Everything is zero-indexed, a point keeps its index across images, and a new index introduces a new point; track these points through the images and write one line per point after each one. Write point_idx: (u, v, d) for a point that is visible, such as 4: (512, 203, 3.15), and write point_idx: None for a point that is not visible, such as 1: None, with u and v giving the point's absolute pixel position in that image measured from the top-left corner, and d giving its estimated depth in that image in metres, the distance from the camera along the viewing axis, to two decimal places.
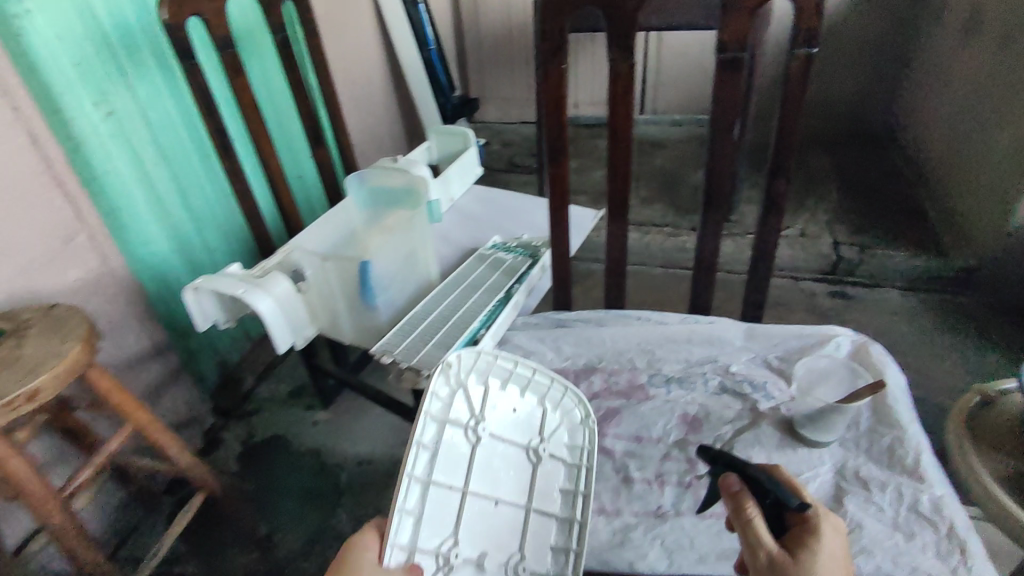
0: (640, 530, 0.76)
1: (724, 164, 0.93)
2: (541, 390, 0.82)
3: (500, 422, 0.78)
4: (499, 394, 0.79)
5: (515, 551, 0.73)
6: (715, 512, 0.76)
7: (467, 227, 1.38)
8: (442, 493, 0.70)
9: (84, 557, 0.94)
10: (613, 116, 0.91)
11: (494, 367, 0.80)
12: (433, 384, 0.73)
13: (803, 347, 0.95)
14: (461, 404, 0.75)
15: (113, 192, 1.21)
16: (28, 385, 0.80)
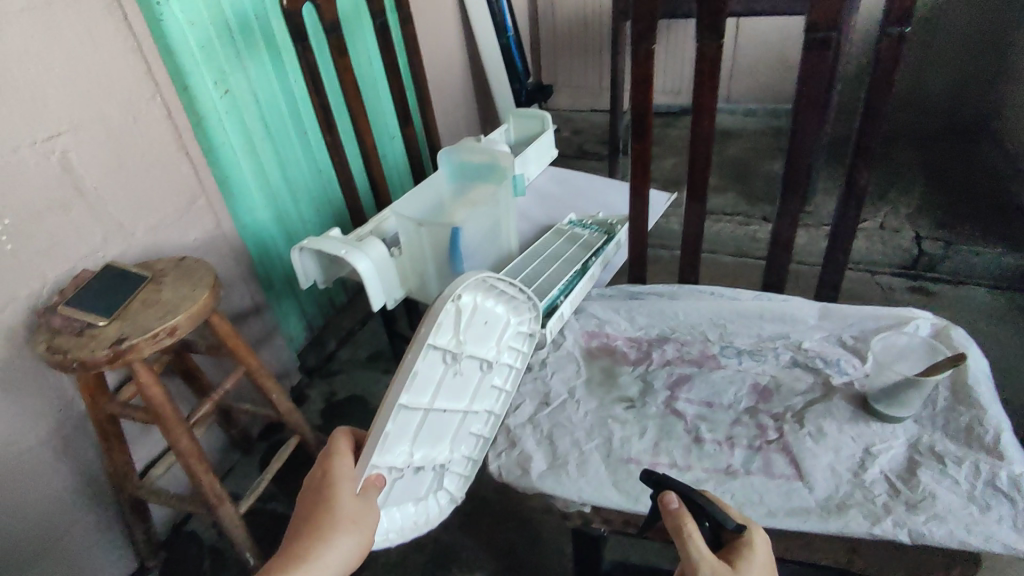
0: (710, 484, 0.78)
1: (807, 142, 0.94)
2: (511, 305, 0.86)
3: (471, 339, 0.81)
4: (479, 310, 0.80)
5: (445, 445, 0.85)
6: (784, 473, 0.77)
7: (544, 204, 1.43)
8: (410, 410, 0.74)
9: (202, 479, 1.05)
10: (698, 96, 0.94)
11: (483, 287, 0.79)
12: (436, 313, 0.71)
13: (879, 328, 0.96)
14: (448, 327, 0.75)
15: (226, 163, 1.31)
16: (169, 321, 0.93)
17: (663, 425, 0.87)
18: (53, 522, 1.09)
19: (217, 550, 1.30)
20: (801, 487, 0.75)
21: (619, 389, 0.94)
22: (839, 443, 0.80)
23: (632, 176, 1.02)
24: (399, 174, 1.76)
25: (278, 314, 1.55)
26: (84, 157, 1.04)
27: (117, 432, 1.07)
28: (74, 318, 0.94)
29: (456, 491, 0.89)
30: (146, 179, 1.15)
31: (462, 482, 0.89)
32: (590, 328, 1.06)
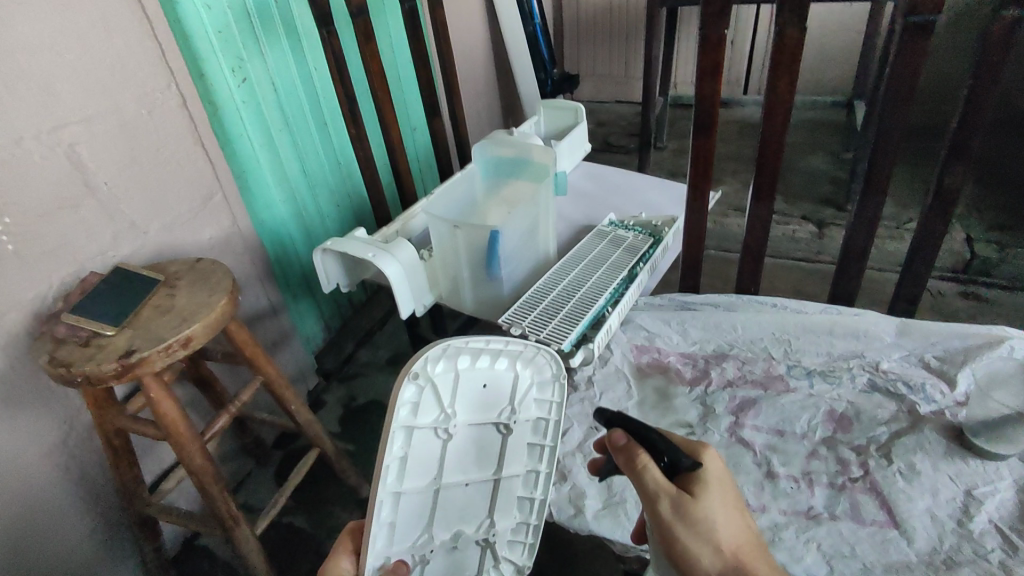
0: (790, 530, 0.71)
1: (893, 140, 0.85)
2: (512, 355, 0.73)
3: (466, 404, 0.71)
4: (469, 373, 0.71)
5: (484, 519, 0.77)
6: (875, 519, 0.71)
7: (580, 203, 1.34)
8: (414, 494, 0.69)
9: (216, 499, 0.96)
10: (772, 94, 0.85)
11: (462, 350, 0.69)
12: (392, 400, 0.64)
13: (968, 348, 0.86)
14: (425, 402, 0.68)
15: (242, 155, 1.22)
16: (183, 332, 0.85)
17: (728, 456, 0.80)
18: (60, 540, 1.01)
19: (231, 566, 1.23)
20: (899, 537, 0.68)
21: (674, 414, 0.86)
22: (936, 485, 0.72)
23: (692, 175, 0.95)
24: (423, 168, 1.67)
25: (296, 315, 1.46)
26: (95, 151, 0.94)
27: (127, 447, 1.00)
28: (81, 326, 0.86)
29: (521, 560, 0.79)
30: (163, 174, 1.06)
31: (525, 548, 0.79)
32: (638, 342, 0.98)
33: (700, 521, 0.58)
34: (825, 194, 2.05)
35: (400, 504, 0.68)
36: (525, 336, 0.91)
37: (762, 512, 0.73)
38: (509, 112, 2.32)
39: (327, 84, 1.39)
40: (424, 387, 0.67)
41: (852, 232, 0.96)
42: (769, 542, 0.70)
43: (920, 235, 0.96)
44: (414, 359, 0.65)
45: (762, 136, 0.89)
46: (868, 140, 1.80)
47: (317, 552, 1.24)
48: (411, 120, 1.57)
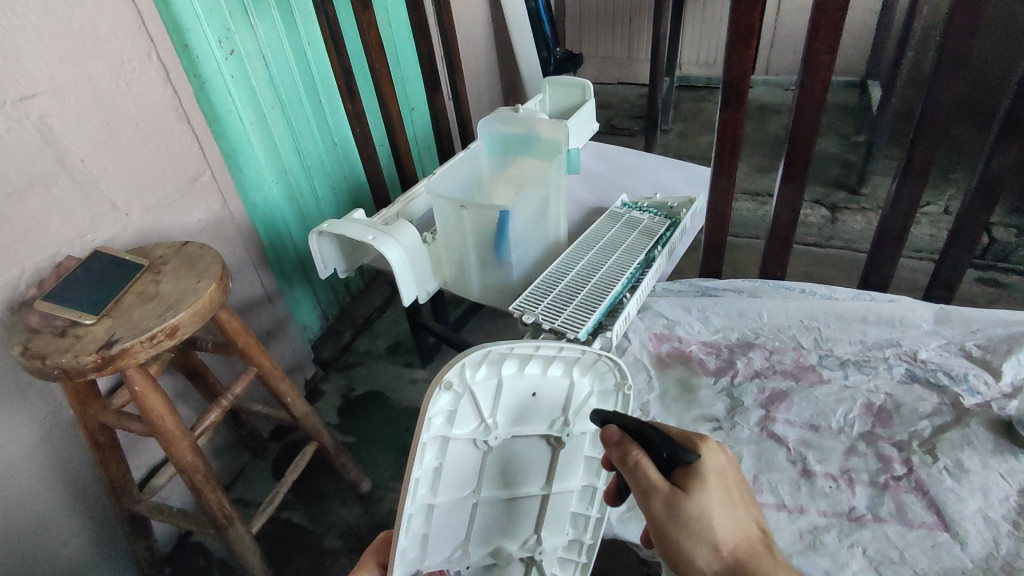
0: (833, 533, 0.78)
1: (940, 110, 0.91)
2: (568, 362, 0.68)
3: (511, 412, 0.68)
4: (516, 379, 0.66)
5: (530, 535, 0.75)
6: (925, 522, 0.77)
7: (589, 184, 1.27)
8: (452, 507, 0.68)
9: (208, 498, 0.90)
10: (809, 63, 0.85)
11: (509, 357, 0.63)
12: (427, 409, 0.59)
13: (1007, 336, 0.94)
14: (465, 410, 0.64)
15: (232, 134, 1.15)
16: (168, 320, 0.78)
17: (762, 451, 0.88)
18: (42, 543, 0.95)
19: (226, 564, 1.17)
20: (950, 540, 0.75)
21: (701, 406, 0.95)
22: (985, 483, 0.80)
23: (720, 150, 0.97)
24: (423, 149, 1.60)
25: (292, 302, 1.40)
26: (67, 123, 0.87)
27: (112, 443, 0.93)
28: (56, 314, 0.79)
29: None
30: (145, 151, 0.99)
31: (577, 567, 0.78)
32: (658, 330, 1.06)
33: (695, 521, 0.53)
34: (836, 177, 1.98)
35: (433, 516, 0.66)
36: (539, 324, 0.85)
37: (802, 513, 0.80)
38: (510, 94, 2.24)
39: (322, 59, 1.31)
40: (462, 394, 0.63)
41: (892, 212, 1.03)
42: (811, 545, 0.77)
43: (960, 222, 1.04)
44: (454, 366, 0.60)
45: (794, 108, 0.90)
46: (884, 120, 1.74)
47: (316, 550, 1.18)
48: (410, 99, 1.50)
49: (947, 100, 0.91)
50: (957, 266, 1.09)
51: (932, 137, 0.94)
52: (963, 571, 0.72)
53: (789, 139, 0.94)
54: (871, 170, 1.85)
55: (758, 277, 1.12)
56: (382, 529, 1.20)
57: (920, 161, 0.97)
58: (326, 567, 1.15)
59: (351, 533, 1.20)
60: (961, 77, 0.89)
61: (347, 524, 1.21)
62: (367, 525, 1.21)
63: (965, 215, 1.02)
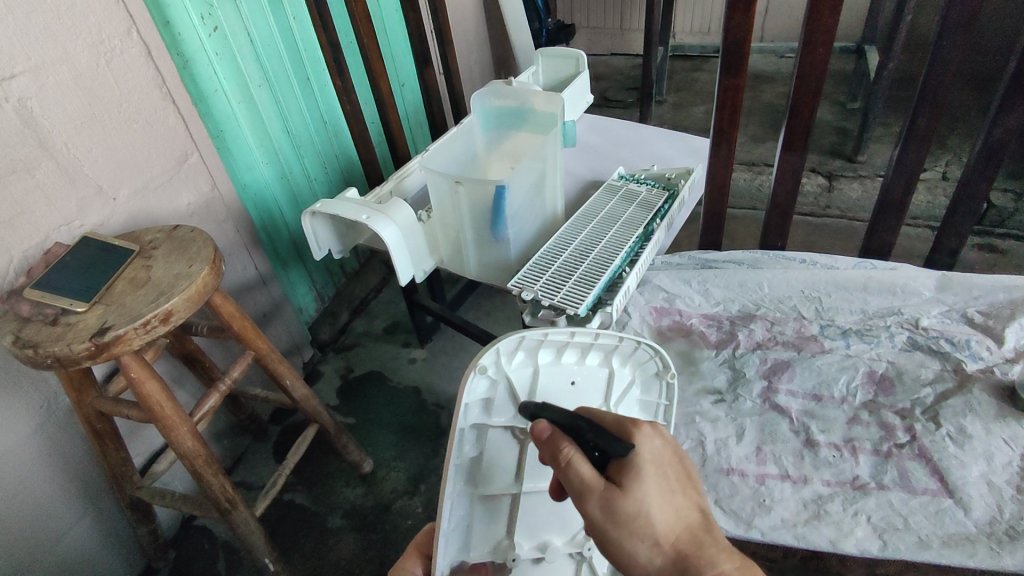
0: (837, 502, 0.78)
1: (944, 72, 0.89)
2: (605, 350, 0.75)
3: (550, 402, 0.72)
4: (555, 369, 0.73)
5: (578, 532, 0.73)
6: (928, 489, 0.78)
7: (586, 158, 1.25)
8: (495, 498, 0.70)
9: (210, 482, 0.89)
10: (813, 26, 0.83)
11: (544, 345, 0.72)
12: (464, 392, 0.66)
13: (1010, 301, 0.94)
14: (501, 398, 0.70)
15: (220, 114, 1.12)
16: (162, 306, 0.76)
17: (765, 422, 0.88)
18: (46, 530, 0.95)
19: (231, 546, 1.18)
20: (953, 506, 0.76)
21: (703, 378, 0.96)
22: (989, 449, 0.80)
23: (719, 119, 0.95)
24: (415, 126, 1.57)
25: (287, 285, 1.39)
26: (47, 106, 0.84)
27: (111, 430, 0.92)
28: (47, 303, 0.78)
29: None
30: (130, 133, 0.96)
31: None
32: (658, 304, 1.05)
33: (634, 518, 0.50)
34: (832, 145, 1.96)
35: (476, 506, 0.69)
36: (539, 300, 0.84)
37: (807, 483, 0.81)
38: (502, 67, 2.19)
39: (308, 34, 1.27)
40: (496, 381, 0.69)
41: (894, 181, 1.02)
42: (816, 514, 0.78)
43: (962, 190, 1.03)
44: (488, 350, 0.67)
45: (796, 74, 0.88)
46: (882, 86, 1.70)
47: (320, 530, 1.18)
48: (400, 75, 1.47)
49: (952, 65, 0.88)
50: (959, 233, 1.09)
51: (936, 103, 0.92)
52: (965, 535, 0.73)
53: (791, 107, 0.92)
54: (868, 138, 1.82)
55: (759, 248, 1.11)
56: (385, 508, 1.21)
57: (922, 129, 0.95)
58: (331, 547, 1.16)
59: (354, 512, 1.21)
60: (968, 41, 0.86)
61: (350, 503, 1.22)
62: (370, 504, 1.22)
63: (967, 181, 1.01)
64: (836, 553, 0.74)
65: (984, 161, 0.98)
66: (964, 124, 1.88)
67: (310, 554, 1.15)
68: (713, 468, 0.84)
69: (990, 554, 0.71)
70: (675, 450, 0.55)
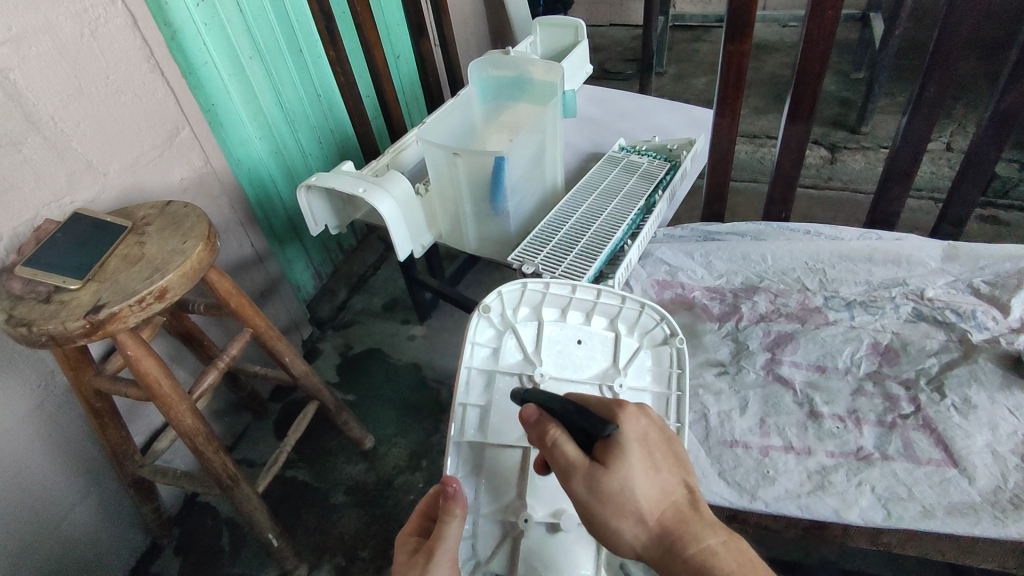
0: (841, 473, 0.78)
1: (956, 37, 0.87)
2: (611, 315, 0.79)
3: (558, 358, 0.76)
4: (563, 328, 0.78)
5: None
6: (932, 459, 0.78)
7: (587, 129, 1.22)
8: (505, 455, 0.71)
9: (211, 460, 0.89)
10: None
11: (548, 300, 0.78)
12: (470, 332, 0.74)
13: (1016, 271, 0.93)
14: (507, 347, 0.76)
15: (211, 87, 1.09)
16: (157, 283, 0.75)
17: (768, 395, 0.88)
18: (48, 507, 0.95)
19: (235, 522, 1.19)
20: (957, 475, 0.76)
21: (706, 351, 0.95)
22: (993, 419, 0.80)
23: (724, 86, 0.93)
24: (410, 99, 1.54)
25: (284, 262, 1.37)
26: (31, 77, 0.81)
27: (110, 409, 0.92)
28: (39, 280, 0.76)
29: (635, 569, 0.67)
30: (119, 107, 0.94)
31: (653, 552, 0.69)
32: (660, 277, 1.05)
33: (617, 497, 0.51)
34: (834, 116, 1.92)
35: (486, 459, 0.70)
36: (540, 273, 0.83)
37: (810, 454, 0.80)
38: (498, 38, 2.15)
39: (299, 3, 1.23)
40: (503, 328, 0.77)
41: (900, 151, 1.00)
42: (820, 485, 0.77)
43: (970, 159, 1.01)
44: (493, 295, 0.77)
45: (804, 37, 0.85)
46: (887, 54, 1.66)
47: (322, 506, 1.19)
48: (394, 46, 1.43)
49: (964, 28, 0.86)
50: (966, 203, 1.07)
51: (945, 69, 0.90)
52: (970, 505, 0.73)
53: (797, 73, 0.90)
54: (871, 109, 1.79)
55: (762, 220, 1.11)
56: (387, 484, 1.21)
57: (932, 96, 0.93)
58: (334, 522, 1.17)
59: (356, 488, 1.21)
60: (981, 2, 0.83)
61: (352, 480, 1.22)
62: (372, 480, 1.22)
63: (975, 149, 0.99)
64: (840, 524, 0.74)
65: (992, 129, 0.96)
66: (969, 94, 1.85)
67: (313, 529, 1.16)
68: (717, 441, 0.84)
69: (995, 523, 0.71)
70: (660, 426, 0.55)
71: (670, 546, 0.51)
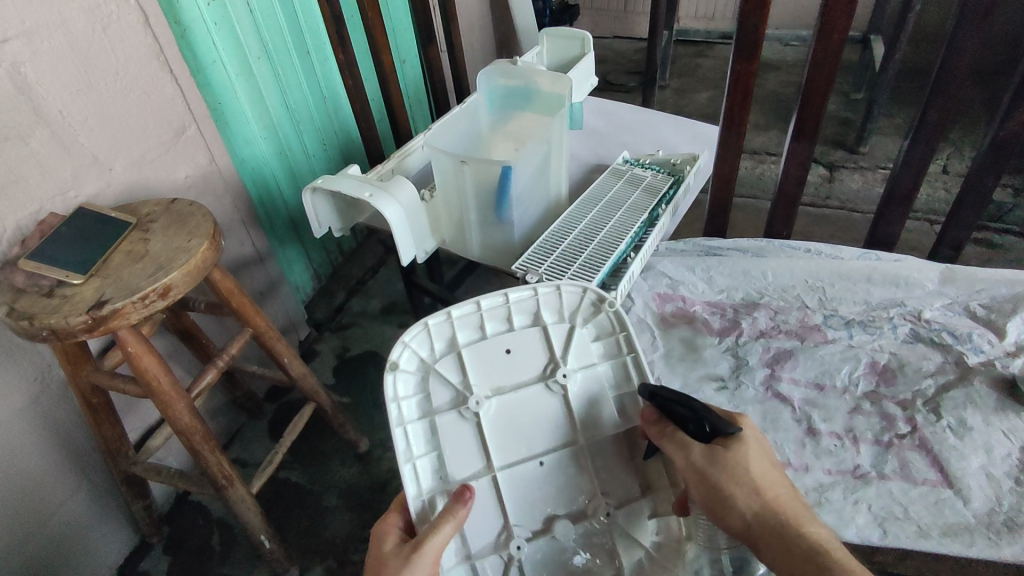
0: (838, 491, 0.79)
1: (959, 64, 0.88)
2: (530, 310, 0.74)
3: (486, 375, 0.71)
4: (485, 343, 0.72)
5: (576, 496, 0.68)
6: (928, 479, 0.78)
7: (592, 141, 1.23)
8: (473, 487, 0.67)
9: (207, 459, 0.89)
10: (829, 10, 0.82)
11: (464, 326, 0.73)
12: (389, 398, 0.67)
13: (1013, 296, 0.95)
14: (435, 389, 0.70)
15: (218, 86, 1.10)
16: (160, 281, 0.75)
17: (766, 411, 0.89)
18: (38, 503, 0.94)
19: (225, 523, 1.18)
20: (952, 496, 0.76)
21: (706, 365, 0.96)
22: (988, 442, 0.81)
23: (730, 104, 0.94)
24: (415, 103, 1.55)
25: (284, 263, 1.37)
26: (42, 72, 0.81)
27: (105, 405, 0.91)
28: (42, 274, 0.76)
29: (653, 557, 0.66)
30: (127, 104, 0.94)
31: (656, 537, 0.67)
32: (661, 290, 1.06)
33: (734, 469, 0.59)
34: (833, 136, 1.95)
35: None
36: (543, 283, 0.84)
37: (808, 471, 0.81)
38: (504, 48, 2.16)
39: (309, 5, 1.24)
40: (425, 373, 0.71)
41: (902, 174, 1.02)
42: (817, 502, 0.78)
43: (969, 184, 1.03)
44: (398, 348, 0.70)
45: (810, 60, 0.87)
46: (888, 77, 1.69)
47: (314, 509, 1.18)
48: (400, 51, 1.44)
49: (967, 57, 0.87)
50: (965, 227, 1.08)
51: (947, 96, 0.92)
52: (965, 526, 0.74)
53: (802, 94, 0.91)
54: (870, 129, 1.82)
55: (762, 237, 1.13)
56: (380, 488, 1.21)
57: (933, 121, 0.95)
58: (325, 525, 1.16)
59: (349, 492, 1.21)
60: (984, 32, 0.85)
61: (346, 483, 1.22)
62: (366, 484, 1.22)
63: (975, 174, 1.00)
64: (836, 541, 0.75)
65: (991, 155, 0.97)
66: (966, 118, 1.88)
67: (305, 532, 1.15)
68: None
69: (989, 545, 0.72)
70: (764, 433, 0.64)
71: (778, 520, 0.57)
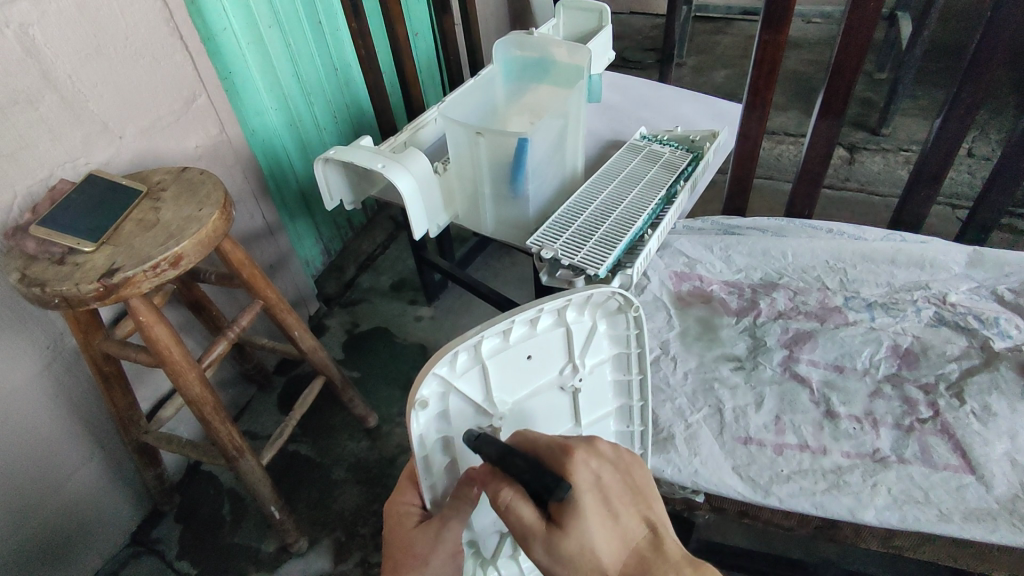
0: (857, 474, 0.78)
1: (998, 40, 0.84)
2: (556, 309, 0.62)
3: (505, 384, 0.63)
4: (509, 349, 0.61)
5: None
6: (950, 465, 0.77)
7: (609, 117, 1.20)
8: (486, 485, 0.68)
9: (218, 430, 0.89)
10: None
11: (488, 337, 0.59)
12: (413, 438, 0.58)
13: None
14: (455, 407, 0.61)
15: (229, 55, 1.08)
16: (171, 249, 0.74)
17: (784, 392, 0.87)
18: (54, 470, 0.95)
19: (237, 493, 1.19)
20: (974, 482, 0.75)
21: (723, 345, 0.95)
22: (1013, 428, 0.79)
23: (756, 76, 0.91)
24: (427, 76, 1.52)
25: (294, 236, 1.36)
26: (51, 36, 0.80)
27: (118, 372, 0.91)
28: (53, 241, 0.75)
29: None
30: (138, 71, 0.92)
31: None
32: (678, 269, 1.05)
33: (576, 557, 0.49)
34: (855, 117, 1.90)
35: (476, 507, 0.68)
36: (559, 259, 0.82)
37: (826, 454, 0.80)
38: (519, 23, 2.12)
39: None
40: (446, 396, 0.60)
41: (931, 153, 0.98)
42: (835, 485, 0.77)
43: (1001, 166, 0.99)
44: (424, 380, 0.56)
45: (842, 31, 0.83)
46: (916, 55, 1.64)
47: (324, 481, 1.19)
48: (414, 22, 1.41)
49: (1009, 31, 0.83)
50: (994, 209, 1.05)
51: (983, 73, 0.88)
52: (987, 511, 0.72)
53: (832, 69, 0.88)
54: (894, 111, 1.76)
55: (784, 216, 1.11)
56: (390, 463, 1.21)
57: (967, 101, 0.91)
58: (335, 498, 1.17)
59: (359, 465, 1.21)
60: None
61: (355, 457, 1.23)
62: (375, 458, 1.22)
63: (1006, 155, 0.97)
64: (853, 523, 0.74)
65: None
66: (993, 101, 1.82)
67: (314, 503, 1.16)
68: (730, 437, 0.83)
69: (1011, 530, 0.70)
70: (610, 459, 0.54)
71: None
